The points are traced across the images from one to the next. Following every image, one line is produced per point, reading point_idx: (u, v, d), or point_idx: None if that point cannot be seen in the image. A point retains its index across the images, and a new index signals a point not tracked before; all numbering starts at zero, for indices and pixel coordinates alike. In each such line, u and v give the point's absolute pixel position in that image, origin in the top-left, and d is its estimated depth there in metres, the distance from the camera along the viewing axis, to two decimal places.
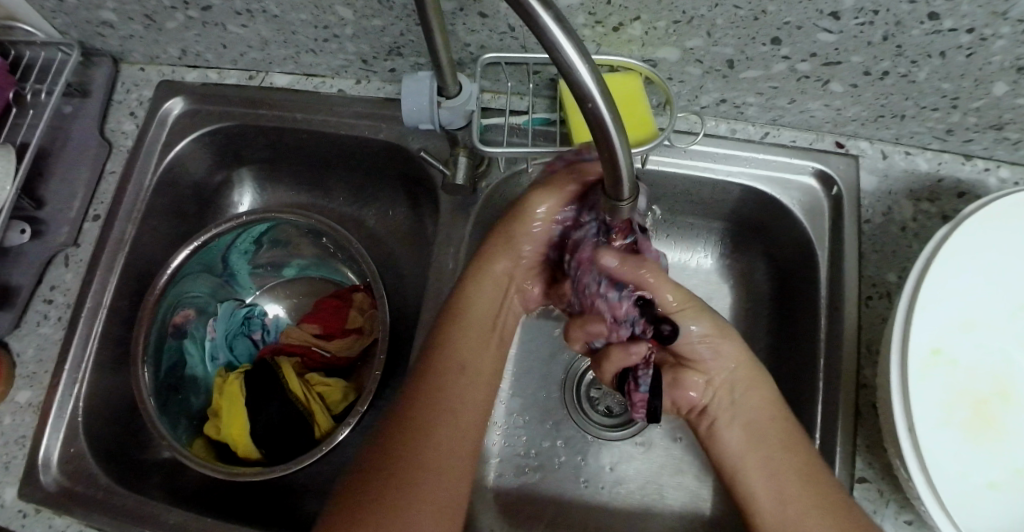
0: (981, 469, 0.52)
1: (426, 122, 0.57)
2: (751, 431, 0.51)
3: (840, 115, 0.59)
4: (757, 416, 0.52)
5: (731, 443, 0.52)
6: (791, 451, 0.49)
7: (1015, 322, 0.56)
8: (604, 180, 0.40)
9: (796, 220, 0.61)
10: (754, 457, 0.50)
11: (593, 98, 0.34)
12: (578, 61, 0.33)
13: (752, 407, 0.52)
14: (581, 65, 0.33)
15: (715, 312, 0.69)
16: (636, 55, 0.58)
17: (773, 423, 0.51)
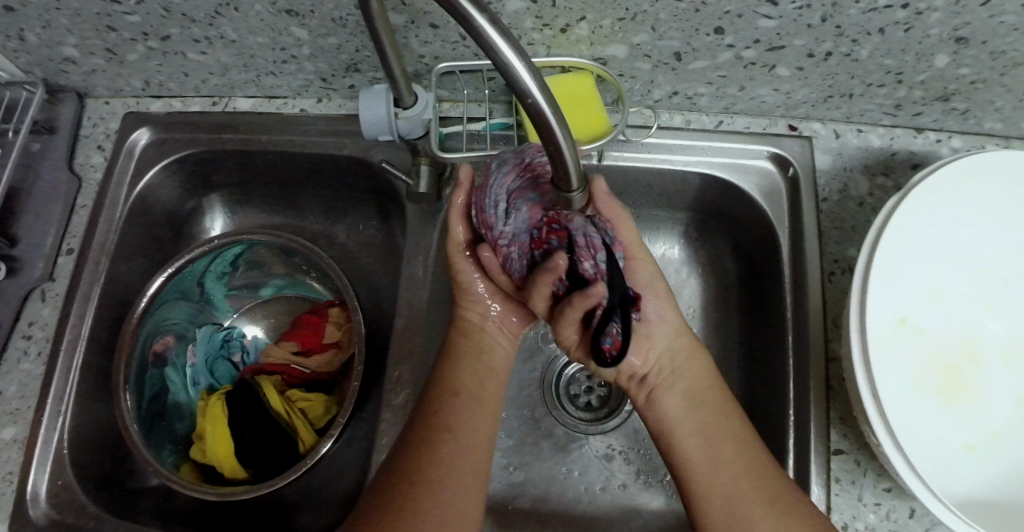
0: (955, 433, 0.56)
1: (386, 133, 0.59)
2: (710, 437, 0.50)
3: (791, 98, 0.61)
4: (707, 403, 0.52)
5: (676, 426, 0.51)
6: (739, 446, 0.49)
7: (977, 285, 0.60)
8: (552, 175, 0.42)
9: (756, 204, 0.62)
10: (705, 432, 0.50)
11: (533, 92, 0.35)
12: (514, 57, 0.34)
13: (682, 370, 0.53)
14: (517, 62, 0.35)
15: (686, 301, 0.70)
16: (586, 54, 0.59)
17: (709, 400, 0.52)
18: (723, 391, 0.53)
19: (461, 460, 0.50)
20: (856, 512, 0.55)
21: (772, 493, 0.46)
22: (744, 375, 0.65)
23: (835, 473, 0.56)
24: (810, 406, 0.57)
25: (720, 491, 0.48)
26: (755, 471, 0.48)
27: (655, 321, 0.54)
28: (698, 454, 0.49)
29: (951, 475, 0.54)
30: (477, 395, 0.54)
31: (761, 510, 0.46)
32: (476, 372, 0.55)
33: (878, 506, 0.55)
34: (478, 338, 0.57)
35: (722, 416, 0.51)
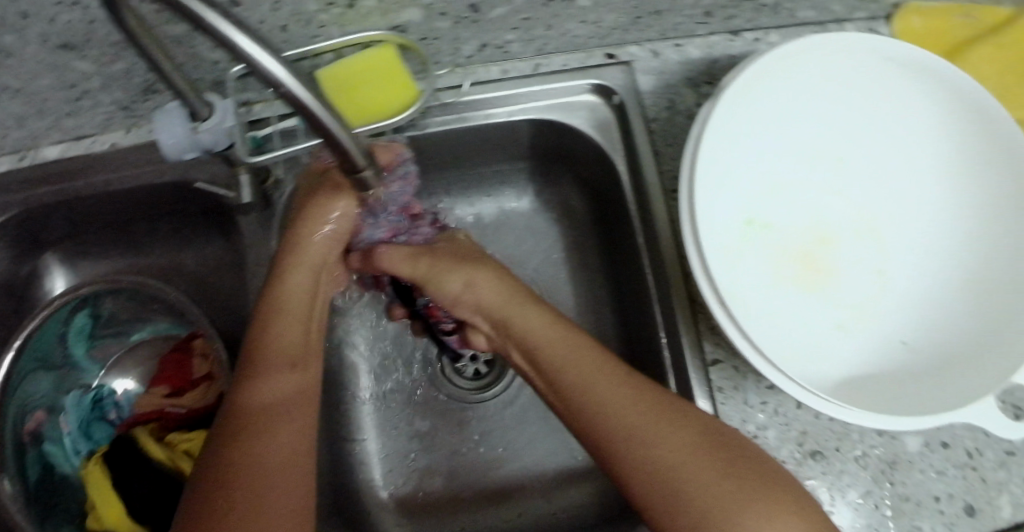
0: (824, 317, 0.59)
1: (190, 150, 0.55)
2: (584, 372, 0.52)
3: (601, 27, 0.60)
4: (560, 339, 0.54)
5: (549, 381, 0.54)
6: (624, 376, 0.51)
7: (817, 171, 0.61)
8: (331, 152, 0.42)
9: (590, 138, 0.62)
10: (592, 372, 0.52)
11: (289, 84, 0.35)
12: (260, 56, 0.33)
13: (539, 322, 0.56)
14: (264, 54, 0.33)
15: (549, 247, 0.70)
16: (383, 25, 0.56)
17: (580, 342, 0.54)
18: (572, 330, 0.55)
19: (279, 450, 0.47)
20: (745, 414, 0.58)
21: (645, 399, 0.50)
22: (615, 305, 0.66)
23: (716, 384, 0.57)
24: (678, 322, 0.58)
25: (610, 416, 0.49)
26: (630, 388, 0.50)
27: (472, 312, 0.59)
28: (575, 392, 0.51)
29: (827, 359, 0.57)
30: (299, 361, 0.52)
31: (638, 420, 0.48)
32: (296, 337, 0.53)
33: (763, 404, 0.58)
34: (303, 301, 0.54)
35: (575, 344, 0.54)
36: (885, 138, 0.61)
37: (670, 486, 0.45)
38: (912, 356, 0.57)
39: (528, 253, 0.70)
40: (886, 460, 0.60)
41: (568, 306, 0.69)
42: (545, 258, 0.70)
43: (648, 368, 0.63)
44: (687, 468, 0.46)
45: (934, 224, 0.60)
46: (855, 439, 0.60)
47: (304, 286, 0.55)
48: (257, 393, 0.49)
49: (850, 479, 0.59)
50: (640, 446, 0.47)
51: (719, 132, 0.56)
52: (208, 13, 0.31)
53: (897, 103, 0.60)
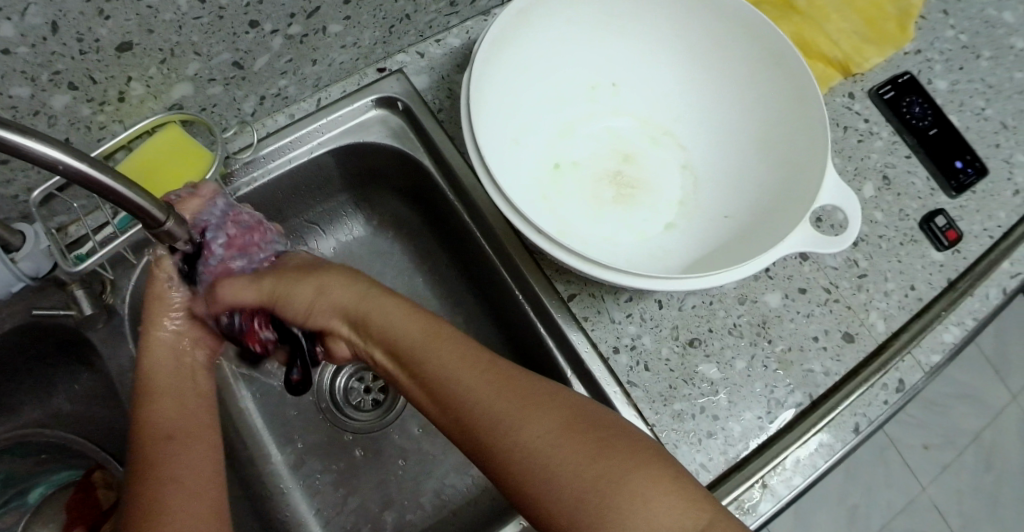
0: (652, 222, 0.64)
1: (16, 283, 0.56)
2: (447, 370, 0.51)
3: (362, 47, 0.65)
4: (421, 337, 0.54)
5: (418, 386, 0.52)
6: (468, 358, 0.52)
7: (595, 106, 0.68)
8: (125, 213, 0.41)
9: (390, 147, 0.66)
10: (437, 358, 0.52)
11: (68, 160, 0.35)
12: (38, 145, 0.33)
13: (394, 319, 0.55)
14: (32, 140, 0.33)
15: (401, 261, 0.73)
16: (159, 109, 0.59)
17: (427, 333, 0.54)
18: (433, 321, 0.55)
19: (192, 497, 0.46)
20: (617, 332, 0.61)
21: (509, 389, 0.49)
22: (475, 289, 0.69)
23: (580, 315, 0.61)
24: (524, 273, 0.61)
25: (445, 397, 0.50)
26: (496, 379, 0.50)
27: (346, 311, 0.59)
28: (437, 395, 0.51)
29: (665, 254, 0.61)
30: (187, 420, 0.52)
31: (505, 413, 0.47)
32: (177, 397, 0.53)
33: (630, 317, 0.61)
34: (175, 366, 0.55)
35: (431, 334, 0.54)
36: (637, 58, 0.67)
37: (546, 476, 0.44)
38: (738, 222, 0.61)
39: (386, 271, 0.72)
40: (758, 323, 0.63)
41: (438, 307, 0.71)
42: (403, 271, 0.73)
43: (521, 331, 0.65)
44: (558, 457, 0.45)
45: (713, 108, 0.66)
46: (723, 315, 0.63)
47: (177, 356, 0.56)
48: (164, 459, 0.48)
49: (733, 350, 0.61)
50: (496, 442, 0.47)
51: (490, 89, 0.60)
52: (28, 140, 0.33)
53: (634, 25, 0.66)
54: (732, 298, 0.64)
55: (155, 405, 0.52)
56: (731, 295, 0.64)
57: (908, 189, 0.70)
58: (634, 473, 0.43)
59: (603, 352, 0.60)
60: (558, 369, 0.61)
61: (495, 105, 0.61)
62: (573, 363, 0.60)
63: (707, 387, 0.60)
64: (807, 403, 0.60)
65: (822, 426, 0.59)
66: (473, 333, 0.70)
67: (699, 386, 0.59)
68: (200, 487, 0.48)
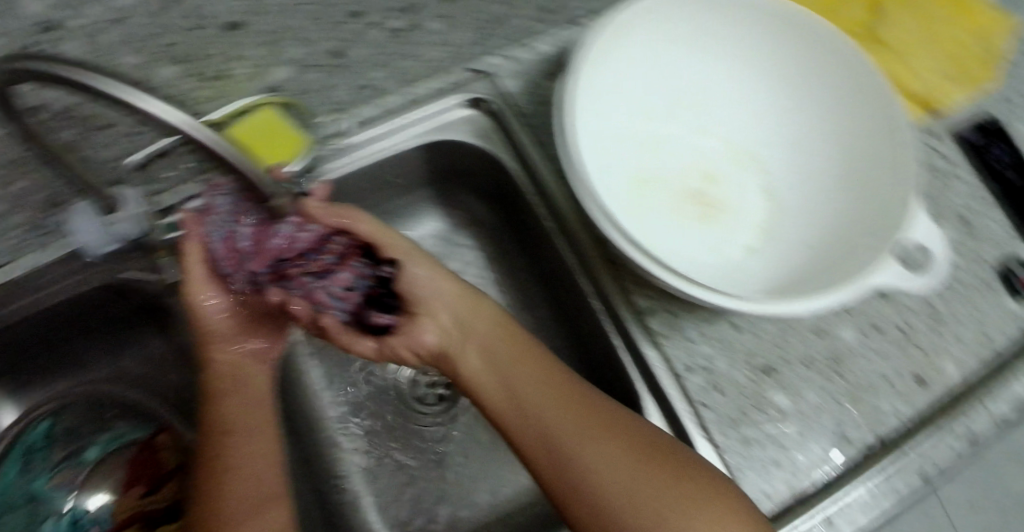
0: (732, 243, 0.65)
1: (108, 245, 0.58)
2: (521, 385, 0.56)
3: (456, 45, 0.66)
4: (506, 353, 0.59)
5: (495, 393, 0.58)
6: (544, 370, 0.57)
7: (686, 123, 0.69)
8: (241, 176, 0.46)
9: (476, 146, 0.66)
10: (512, 368, 0.57)
11: (172, 118, 0.40)
12: (137, 98, 0.39)
13: (472, 324, 0.60)
14: (141, 98, 0.39)
15: (473, 259, 0.74)
16: (258, 89, 0.60)
17: (498, 338, 0.59)
18: (523, 340, 0.59)
19: (254, 485, 0.55)
20: (690, 349, 0.61)
21: (578, 410, 0.54)
22: (548, 294, 0.69)
23: (656, 329, 0.61)
24: (603, 284, 0.62)
25: (521, 407, 0.56)
26: (563, 399, 0.55)
27: (433, 295, 0.59)
28: (511, 408, 0.56)
29: (745, 278, 0.62)
30: (241, 433, 0.56)
31: (570, 431, 0.53)
32: (241, 400, 0.58)
33: (704, 336, 0.61)
34: (236, 369, 0.59)
35: (518, 351, 0.58)
36: (732, 77, 0.67)
37: (593, 492, 0.51)
38: (819, 253, 0.61)
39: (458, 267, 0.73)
40: (829, 355, 0.62)
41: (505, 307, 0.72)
42: (473, 269, 0.74)
43: (590, 340, 0.66)
44: (608, 479, 0.51)
45: (807, 134, 0.66)
46: (795, 343, 0.63)
47: (236, 365, 0.59)
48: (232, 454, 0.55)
49: (803, 381, 0.61)
50: (566, 453, 0.53)
51: (585, 99, 0.61)
52: (135, 95, 0.39)
53: (733, 46, 0.65)
54: (804, 327, 0.63)
55: (224, 409, 0.57)
56: (804, 325, 0.63)
57: (989, 234, 0.69)
58: (686, 492, 0.49)
59: (675, 369, 0.60)
60: (626, 381, 0.61)
61: (587, 113, 0.62)
62: (643, 377, 0.60)
63: (774, 414, 0.59)
64: (875, 442, 0.60)
65: (891, 467, 0.58)
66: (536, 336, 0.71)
67: (767, 412, 0.59)
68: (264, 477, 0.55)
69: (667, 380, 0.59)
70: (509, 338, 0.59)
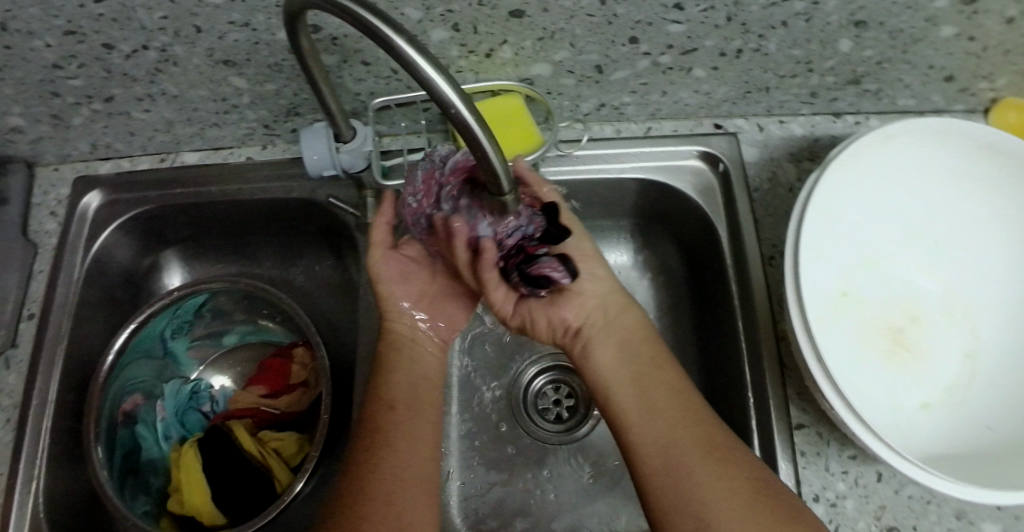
0: (911, 393, 0.61)
1: (329, 169, 0.60)
2: (651, 397, 0.51)
3: (712, 98, 0.64)
4: (649, 366, 0.53)
5: (624, 399, 0.52)
6: (677, 390, 0.51)
7: (904, 253, 0.66)
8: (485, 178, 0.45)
9: (692, 200, 0.65)
10: (643, 377, 0.53)
11: (455, 105, 0.38)
12: (436, 77, 0.37)
13: (617, 331, 0.57)
14: (439, 79, 0.38)
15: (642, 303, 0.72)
16: (513, 76, 0.61)
17: (641, 343, 0.55)
18: (671, 363, 0.54)
19: (409, 466, 0.51)
20: (825, 481, 0.56)
21: (716, 446, 0.47)
22: (702, 368, 0.68)
23: (799, 447, 0.57)
24: (767, 388, 0.59)
25: (645, 418, 0.50)
26: (697, 427, 0.48)
27: (588, 278, 0.58)
28: (637, 417, 0.50)
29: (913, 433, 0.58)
30: (408, 408, 0.55)
31: (696, 459, 0.46)
32: (411, 381, 0.57)
33: (845, 473, 0.57)
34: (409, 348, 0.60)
35: (660, 367, 0.53)
36: (970, 219, 0.64)
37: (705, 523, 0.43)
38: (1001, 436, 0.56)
39: None
40: None
41: None
42: None
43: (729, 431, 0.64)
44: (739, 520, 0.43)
45: None
46: (935, 521, 0.55)
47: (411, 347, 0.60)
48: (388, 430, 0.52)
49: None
50: (687, 480, 0.45)
51: (824, 194, 0.60)
52: (437, 78, 0.37)
53: (982, 191, 0.62)
54: (950, 507, 0.56)
55: (390, 383, 0.56)
56: (952, 504, 0.56)
57: None
58: None
59: (802, 493, 0.56)
60: None
61: (816, 207, 0.60)
62: None
63: None
64: None
65: None
66: None
67: None
68: (419, 462, 0.52)
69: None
70: (651, 349, 0.55)
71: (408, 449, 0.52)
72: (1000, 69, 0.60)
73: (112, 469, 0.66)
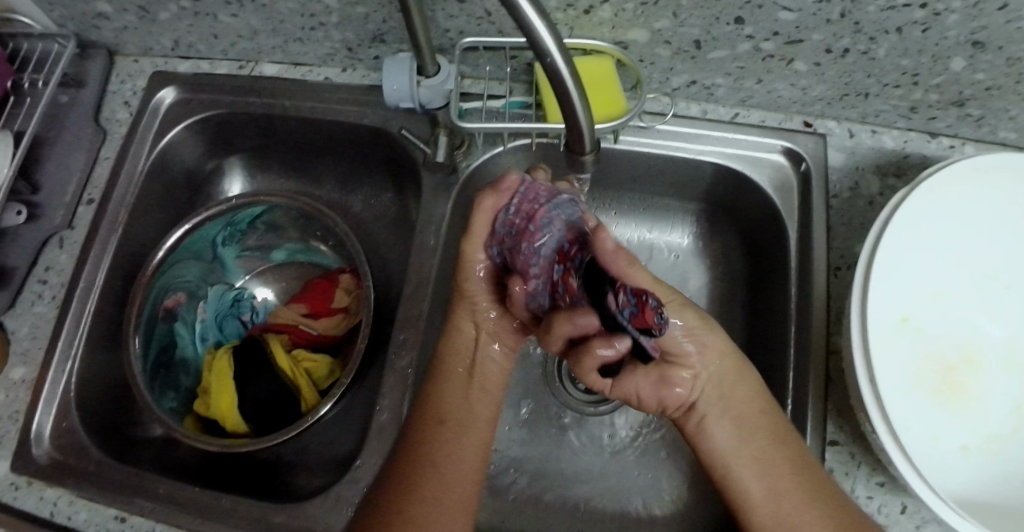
0: (950, 434, 0.56)
1: (406, 101, 0.58)
2: (776, 490, 0.48)
3: (807, 94, 0.61)
4: (767, 441, 0.50)
5: (752, 483, 0.49)
6: (805, 474, 0.48)
7: (979, 290, 0.59)
8: (564, 133, 0.43)
9: (766, 195, 0.63)
10: (752, 431, 0.50)
11: (552, 53, 0.37)
12: (538, 25, 0.35)
13: (731, 392, 0.52)
14: (539, 24, 0.35)
15: (693, 291, 0.71)
16: (607, 38, 0.59)
17: (760, 417, 0.50)
18: (783, 427, 0.50)
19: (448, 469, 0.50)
20: None
21: (843, 524, 0.46)
22: None
23: (828, 464, 0.55)
24: (807, 398, 0.57)
25: (779, 511, 0.47)
26: (828, 516, 0.46)
27: (696, 349, 0.52)
28: (766, 507, 0.48)
29: (947, 476, 0.53)
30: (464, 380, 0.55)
31: None
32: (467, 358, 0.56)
33: (869, 500, 0.54)
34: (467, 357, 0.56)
35: (777, 440, 0.49)
36: None
37: None
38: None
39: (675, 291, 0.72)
40: None
41: None
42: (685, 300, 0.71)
43: None
44: None
45: None
46: None
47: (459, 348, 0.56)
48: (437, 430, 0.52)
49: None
50: None
51: (906, 214, 0.55)
52: (537, 23, 0.35)
53: None
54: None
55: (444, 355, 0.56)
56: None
57: None
58: None
59: None
60: None
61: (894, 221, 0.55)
62: None
63: None
64: None
65: None
66: None
67: None
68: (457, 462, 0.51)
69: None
70: (770, 421, 0.50)
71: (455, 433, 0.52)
72: None
73: (148, 361, 0.68)
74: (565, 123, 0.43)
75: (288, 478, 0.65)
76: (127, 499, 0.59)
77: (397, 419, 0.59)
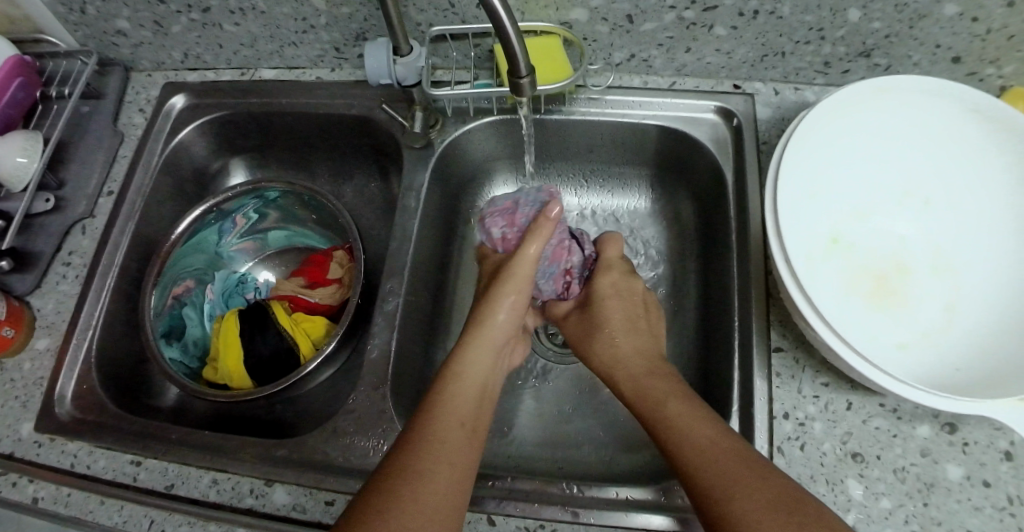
0: (888, 333, 0.61)
1: (385, 78, 0.67)
2: (682, 424, 0.54)
3: (732, 58, 0.71)
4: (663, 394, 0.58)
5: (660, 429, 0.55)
6: (704, 415, 0.54)
7: (903, 208, 0.66)
8: (506, 64, 0.53)
9: (705, 148, 0.72)
10: (660, 391, 0.58)
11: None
12: None
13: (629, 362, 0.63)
14: None
15: (654, 247, 0.80)
16: (554, 19, 0.69)
17: (656, 384, 0.59)
18: (673, 384, 0.59)
19: (443, 464, 0.50)
20: (797, 401, 0.60)
21: (735, 446, 0.51)
22: (700, 303, 0.73)
23: (775, 368, 0.61)
24: (752, 312, 0.64)
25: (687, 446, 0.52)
26: (722, 439, 0.51)
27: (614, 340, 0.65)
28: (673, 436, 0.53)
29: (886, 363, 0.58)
30: (478, 401, 0.58)
31: (724, 466, 0.49)
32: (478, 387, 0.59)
33: (817, 397, 0.59)
34: (483, 377, 0.60)
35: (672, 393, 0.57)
36: (963, 178, 0.64)
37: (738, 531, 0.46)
38: (970, 377, 0.55)
39: (637, 247, 0.80)
40: (925, 481, 0.55)
41: (661, 299, 0.77)
42: (647, 255, 0.79)
43: (713, 357, 0.69)
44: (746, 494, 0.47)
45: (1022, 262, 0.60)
46: (898, 453, 0.57)
47: (481, 369, 0.60)
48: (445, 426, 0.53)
49: (885, 487, 0.56)
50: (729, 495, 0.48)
51: (808, 133, 0.63)
52: None
53: (978, 151, 0.63)
54: (914, 443, 0.57)
55: (471, 369, 0.60)
56: (916, 441, 0.57)
57: None
58: None
59: (774, 409, 0.59)
60: (727, 408, 0.62)
61: (810, 150, 0.64)
62: (743, 405, 0.61)
63: (842, 500, 0.55)
64: None
65: None
66: (668, 334, 0.74)
67: (836, 495, 0.55)
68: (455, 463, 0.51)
69: (761, 416, 0.59)
70: (667, 384, 0.59)
71: (453, 434, 0.53)
72: (1006, 54, 0.64)
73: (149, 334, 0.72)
74: (505, 57, 0.53)
75: (290, 429, 0.71)
76: (142, 443, 0.64)
77: (387, 356, 0.65)
